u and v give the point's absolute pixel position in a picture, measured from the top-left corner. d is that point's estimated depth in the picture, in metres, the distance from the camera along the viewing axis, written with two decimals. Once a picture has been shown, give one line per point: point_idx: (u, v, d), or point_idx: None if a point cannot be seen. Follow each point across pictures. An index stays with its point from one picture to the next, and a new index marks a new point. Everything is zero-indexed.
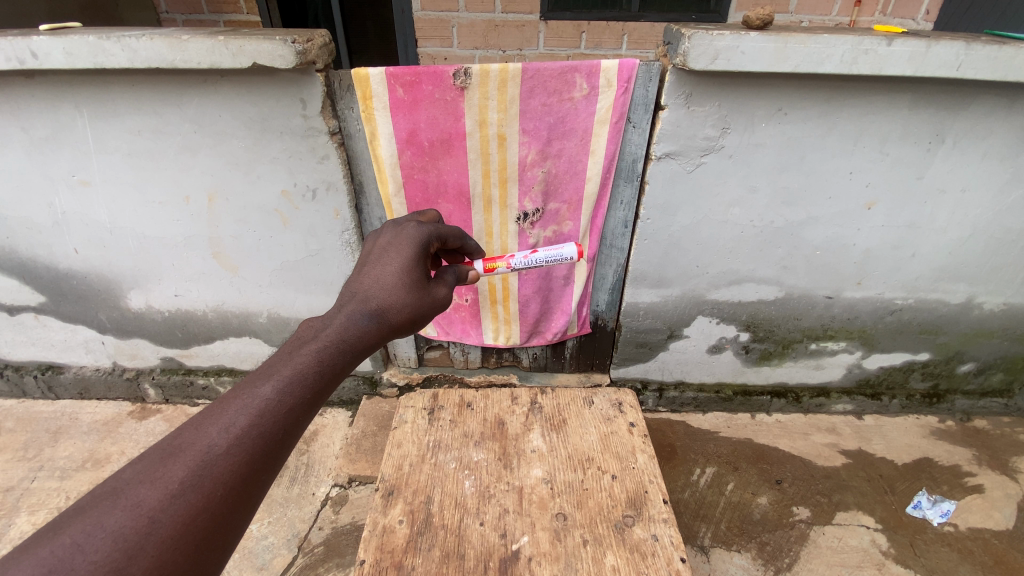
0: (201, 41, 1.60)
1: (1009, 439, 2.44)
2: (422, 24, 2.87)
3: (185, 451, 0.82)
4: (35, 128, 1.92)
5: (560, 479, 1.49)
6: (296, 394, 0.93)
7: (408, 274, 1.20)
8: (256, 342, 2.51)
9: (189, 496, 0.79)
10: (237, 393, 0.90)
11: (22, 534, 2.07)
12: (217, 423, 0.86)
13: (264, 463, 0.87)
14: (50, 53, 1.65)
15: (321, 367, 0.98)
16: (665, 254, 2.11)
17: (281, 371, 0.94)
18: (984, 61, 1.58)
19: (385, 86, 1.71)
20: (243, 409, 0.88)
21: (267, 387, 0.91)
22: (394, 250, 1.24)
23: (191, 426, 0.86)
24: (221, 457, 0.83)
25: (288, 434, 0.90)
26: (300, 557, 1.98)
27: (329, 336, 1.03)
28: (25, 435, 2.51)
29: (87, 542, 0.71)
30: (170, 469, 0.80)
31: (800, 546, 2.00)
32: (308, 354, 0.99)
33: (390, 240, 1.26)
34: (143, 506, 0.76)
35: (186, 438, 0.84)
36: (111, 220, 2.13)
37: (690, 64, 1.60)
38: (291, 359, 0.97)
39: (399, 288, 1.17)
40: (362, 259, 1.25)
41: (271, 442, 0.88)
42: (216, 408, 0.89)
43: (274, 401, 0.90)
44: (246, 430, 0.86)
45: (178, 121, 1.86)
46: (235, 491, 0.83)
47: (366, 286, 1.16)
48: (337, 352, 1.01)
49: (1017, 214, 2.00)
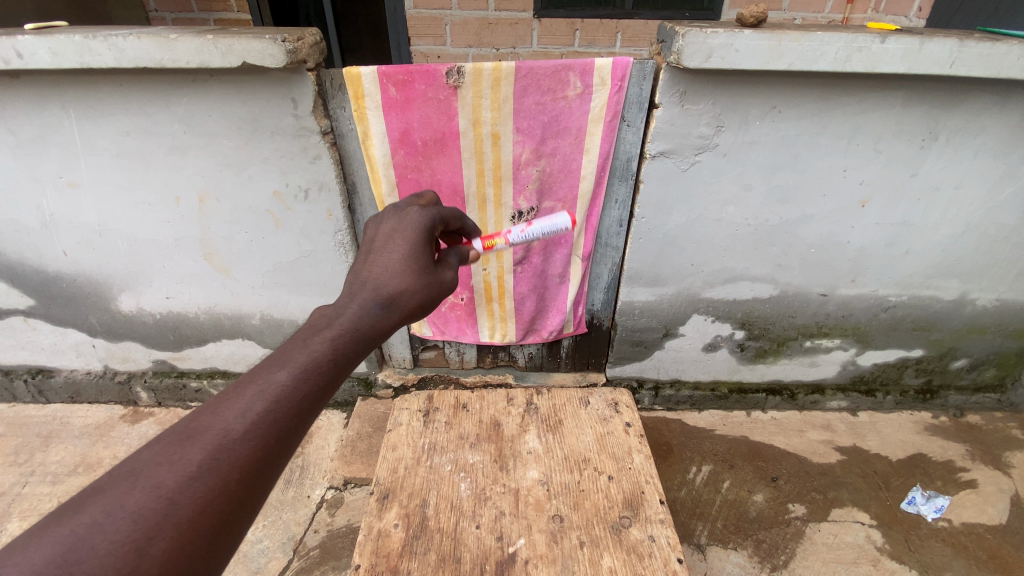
0: (189, 40, 1.57)
1: (1002, 434, 2.45)
2: (415, 23, 2.84)
3: (202, 434, 0.80)
4: (22, 129, 1.88)
5: (556, 480, 1.48)
6: (311, 380, 0.90)
7: (413, 261, 1.17)
8: (249, 344, 2.49)
9: (206, 479, 0.77)
10: (254, 377, 0.88)
11: (13, 540, 2.05)
12: (234, 406, 0.84)
13: (278, 447, 0.85)
14: (36, 53, 1.62)
15: (335, 355, 0.96)
16: (659, 253, 2.11)
17: (296, 358, 0.92)
18: (977, 58, 1.58)
19: (378, 86, 1.70)
20: (259, 395, 0.86)
21: (282, 373, 0.89)
22: (398, 238, 1.20)
23: (209, 408, 0.84)
24: (238, 442, 0.81)
25: (304, 420, 0.88)
26: (295, 560, 1.97)
27: (342, 324, 1.02)
28: (16, 440, 2.47)
29: (108, 521, 0.70)
30: (187, 451, 0.78)
31: (796, 543, 2.00)
32: (322, 342, 0.97)
33: (394, 227, 1.22)
34: (162, 487, 0.74)
35: (201, 422, 0.82)
36: (100, 222, 2.11)
37: (684, 62, 1.59)
38: (305, 346, 0.95)
39: (406, 275, 1.14)
40: (367, 245, 1.20)
41: (287, 427, 0.86)
42: (233, 391, 0.86)
43: (289, 387, 0.88)
44: (262, 416, 0.84)
45: (168, 122, 1.84)
46: (250, 474, 0.81)
47: (374, 275, 1.13)
48: (351, 340, 1.00)
49: (1010, 211, 2.01)
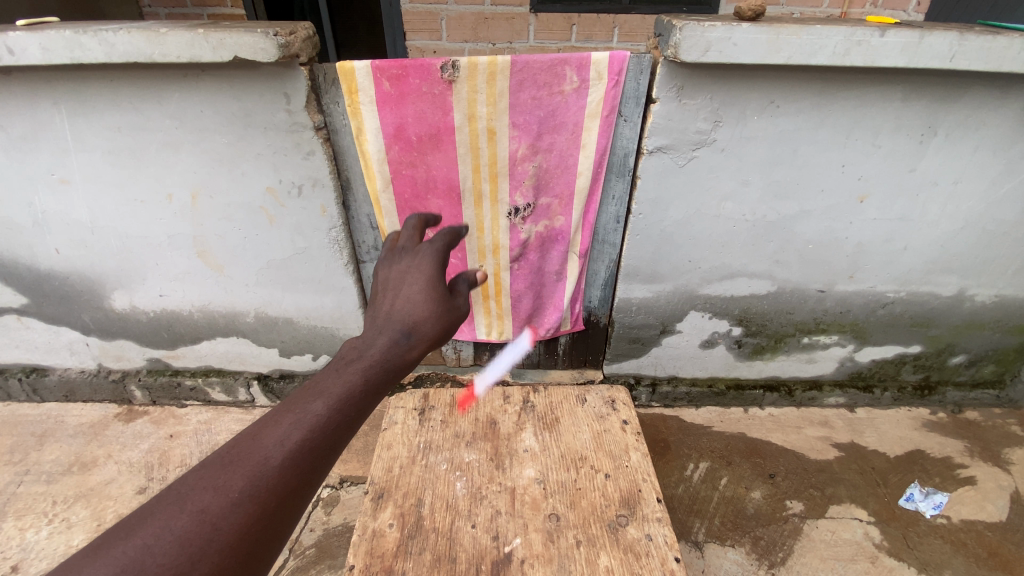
0: (179, 34, 1.55)
1: (1000, 430, 2.45)
2: (410, 17, 2.81)
3: (243, 460, 0.78)
4: (12, 126, 1.86)
5: (552, 479, 1.47)
6: (347, 411, 0.86)
7: (435, 286, 1.00)
8: (244, 342, 2.47)
9: (247, 507, 0.76)
10: (291, 405, 0.85)
11: (7, 540, 2.03)
12: (274, 433, 0.81)
13: (314, 476, 0.82)
14: (25, 48, 1.59)
15: (368, 388, 0.88)
16: (657, 249, 2.09)
17: (331, 388, 0.87)
18: (977, 52, 1.56)
19: (372, 80, 1.67)
20: (297, 423, 0.82)
21: (318, 403, 0.85)
22: (413, 264, 1.03)
23: (250, 434, 0.82)
24: (278, 470, 0.79)
25: (340, 449, 0.84)
26: (291, 559, 1.95)
27: (372, 356, 0.91)
28: (9, 438, 2.45)
29: (157, 545, 0.70)
30: (230, 478, 0.77)
31: (794, 540, 2.00)
32: (354, 373, 0.89)
33: (406, 255, 1.04)
34: (207, 512, 0.73)
35: (243, 448, 0.80)
36: (92, 219, 2.09)
37: (682, 56, 1.57)
38: (339, 376, 0.88)
39: (430, 301, 0.98)
40: (382, 269, 1.05)
41: (324, 457, 0.83)
42: (273, 417, 0.84)
43: (325, 418, 0.84)
44: (300, 445, 0.81)
45: (160, 117, 1.81)
46: (289, 503, 0.79)
47: (395, 304, 0.98)
48: (383, 372, 0.90)
49: (1009, 206, 2.00)
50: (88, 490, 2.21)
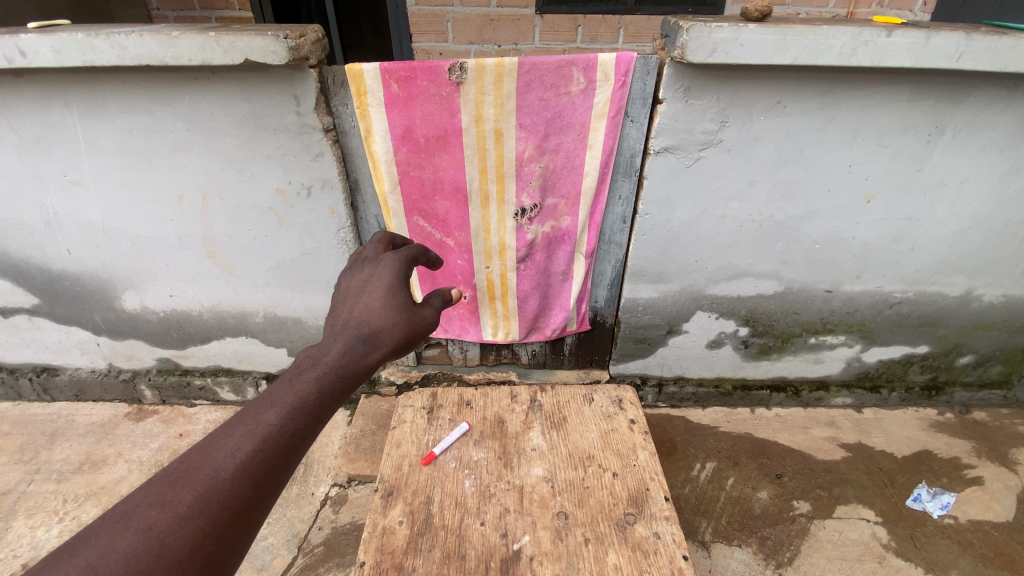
0: (191, 37, 1.57)
1: (1009, 430, 2.43)
2: (416, 19, 2.83)
3: (193, 475, 0.81)
4: (24, 128, 1.88)
5: (561, 478, 1.48)
6: (299, 419, 0.91)
7: (393, 298, 1.15)
8: (253, 342, 2.49)
9: (196, 520, 0.77)
10: (241, 418, 0.88)
11: (18, 539, 2.04)
12: (223, 447, 0.84)
13: (265, 487, 0.85)
14: (38, 51, 1.62)
15: (321, 394, 0.95)
16: (663, 249, 2.10)
17: (283, 397, 0.92)
18: (984, 52, 1.56)
19: (380, 82, 1.69)
20: (247, 435, 0.86)
21: (270, 413, 0.89)
22: (375, 280, 1.18)
23: (198, 450, 0.84)
24: (228, 482, 0.82)
25: (291, 459, 0.88)
26: (301, 557, 1.97)
27: (327, 363, 1.00)
28: (21, 437, 2.48)
29: (101, 564, 0.70)
30: (178, 493, 0.79)
31: (800, 540, 2.00)
32: (308, 381, 0.96)
33: (370, 272, 1.20)
34: (153, 528, 0.75)
35: (192, 463, 0.82)
36: (103, 220, 2.11)
37: (689, 57, 1.57)
38: (292, 385, 0.94)
39: (387, 311, 1.12)
40: (343, 286, 1.19)
41: (274, 466, 0.86)
42: (221, 432, 0.87)
43: (277, 427, 0.88)
44: (251, 455, 0.84)
45: (171, 120, 1.84)
46: (241, 514, 0.81)
47: (355, 313, 1.11)
48: (337, 378, 0.98)
49: (1017, 206, 2.00)
50: (99, 489, 2.24)
